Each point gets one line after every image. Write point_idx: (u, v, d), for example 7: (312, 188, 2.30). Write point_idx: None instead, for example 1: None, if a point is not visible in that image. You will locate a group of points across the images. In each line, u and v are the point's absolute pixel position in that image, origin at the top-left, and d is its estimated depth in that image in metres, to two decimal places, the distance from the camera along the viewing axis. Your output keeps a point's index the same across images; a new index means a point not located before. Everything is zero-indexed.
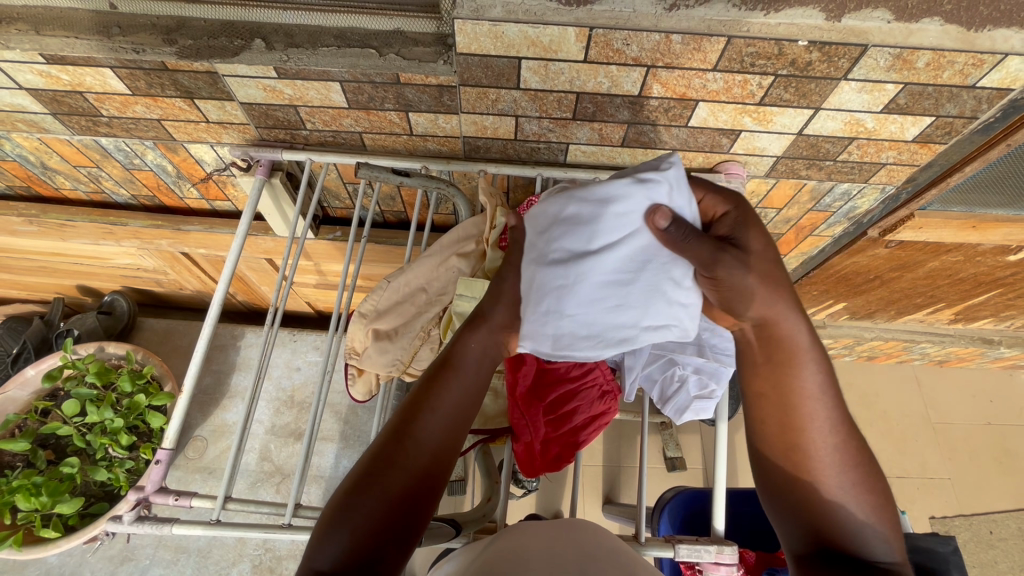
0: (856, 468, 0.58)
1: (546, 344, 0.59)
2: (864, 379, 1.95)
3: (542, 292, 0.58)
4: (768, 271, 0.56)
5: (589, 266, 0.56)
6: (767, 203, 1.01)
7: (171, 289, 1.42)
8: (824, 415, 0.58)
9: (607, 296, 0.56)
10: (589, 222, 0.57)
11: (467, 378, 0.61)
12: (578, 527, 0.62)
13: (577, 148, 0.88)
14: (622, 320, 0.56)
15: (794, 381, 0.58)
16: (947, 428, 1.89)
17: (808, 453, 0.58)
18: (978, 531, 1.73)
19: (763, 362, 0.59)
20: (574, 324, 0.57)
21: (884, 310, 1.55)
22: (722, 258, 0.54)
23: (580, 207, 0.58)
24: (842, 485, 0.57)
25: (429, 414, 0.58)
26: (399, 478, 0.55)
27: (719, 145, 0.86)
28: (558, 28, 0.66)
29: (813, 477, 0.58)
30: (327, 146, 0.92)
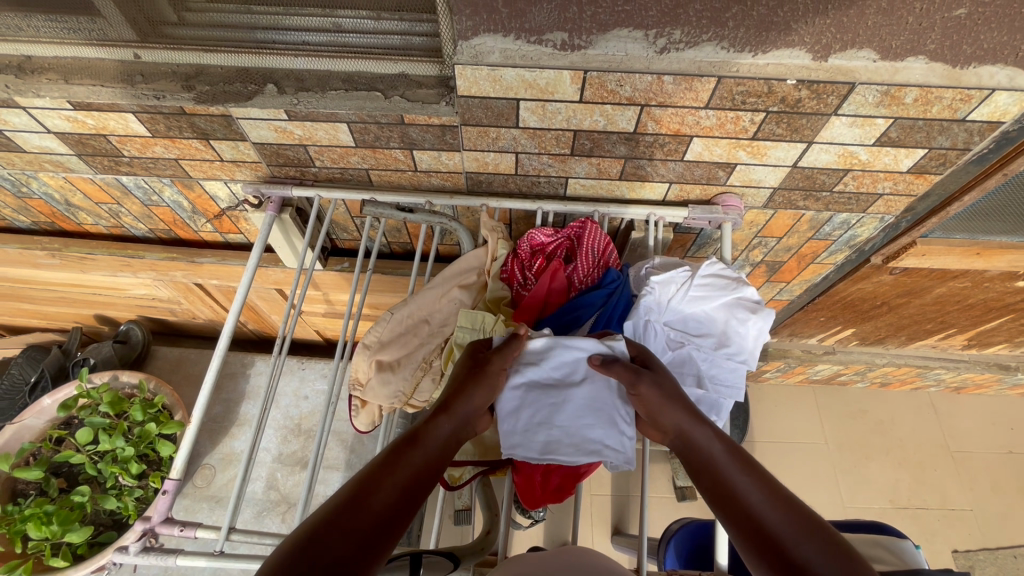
0: (819, 537, 0.53)
1: (536, 450, 0.65)
2: (877, 407, 1.91)
3: (536, 405, 0.68)
4: (668, 387, 0.66)
5: (573, 392, 0.68)
6: (767, 232, 1.02)
7: (184, 318, 1.46)
8: (757, 497, 0.57)
9: (588, 417, 0.67)
10: (575, 361, 0.69)
11: (430, 455, 0.59)
12: (569, 552, 0.64)
13: (576, 183, 0.90)
14: (596, 436, 0.66)
15: (723, 476, 0.60)
16: (967, 456, 1.84)
17: (769, 539, 0.54)
18: (1005, 565, 1.65)
19: (694, 475, 0.63)
20: (562, 434, 0.66)
21: (894, 336, 1.53)
22: (640, 383, 0.65)
23: (566, 351, 0.69)
24: (821, 565, 0.51)
25: (388, 482, 0.54)
26: (344, 534, 0.48)
27: (716, 178, 0.87)
28: (554, 71, 0.69)
29: (789, 562, 0.52)
30: (335, 182, 0.96)
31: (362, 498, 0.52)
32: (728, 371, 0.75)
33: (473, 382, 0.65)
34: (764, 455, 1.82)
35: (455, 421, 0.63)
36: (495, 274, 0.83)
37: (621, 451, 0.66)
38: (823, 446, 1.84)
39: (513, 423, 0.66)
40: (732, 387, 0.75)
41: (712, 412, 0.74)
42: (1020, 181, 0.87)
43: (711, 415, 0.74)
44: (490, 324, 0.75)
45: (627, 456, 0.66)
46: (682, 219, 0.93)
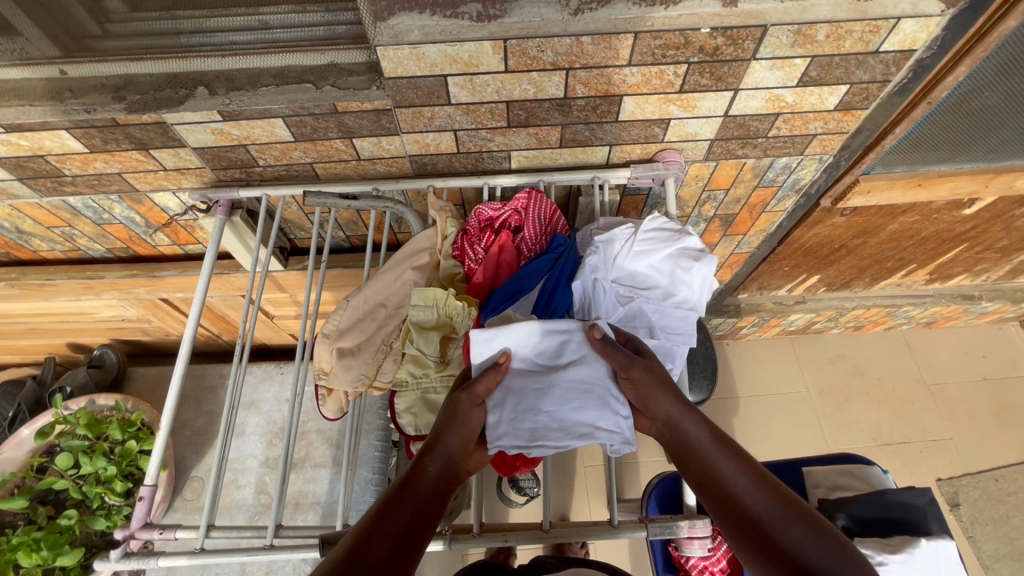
0: (802, 521, 0.55)
1: (524, 438, 0.65)
2: (854, 351, 1.95)
3: (521, 394, 0.68)
4: (662, 374, 0.66)
5: (558, 375, 0.69)
6: (713, 185, 1.04)
7: (157, 337, 1.46)
8: (744, 484, 0.59)
9: (577, 400, 0.67)
10: (559, 344, 0.70)
11: (423, 499, 0.59)
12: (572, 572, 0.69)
13: (519, 154, 0.91)
14: (585, 419, 0.67)
15: (710, 464, 0.61)
16: (944, 388, 1.89)
17: (756, 523, 0.56)
18: (986, 488, 1.72)
19: (681, 461, 0.64)
20: (551, 419, 0.67)
21: (860, 277, 1.57)
22: (632, 367, 0.65)
23: (548, 338, 0.70)
24: (804, 547, 0.53)
25: (380, 534, 0.54)
26: None
27: (653, 135, 0.89)
28: (474, 43, 0.71)
29: (775, 546, 0.54)
30: (282, 180, 0.96)
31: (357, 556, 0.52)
32: (677, 319, 0.78)
33: (452, 422, 0.64)
34: (749, 409, 1.86)
35: (444, 461, 0.63)
36: (447, 253, 0.84)
37: (613, 431, 0.67)
38: (805, 393, 1.88)
39: (498, 414, 0.67)
40: (682, 334, 0.78)
41: (667, 359, 0.77)
42: (946, 109, 0.89)
43: (666, 361, 0.77)
44: (438, 297, 0.77)
45: (623, 434, 0.67)
46: (626, 179, 0.94)
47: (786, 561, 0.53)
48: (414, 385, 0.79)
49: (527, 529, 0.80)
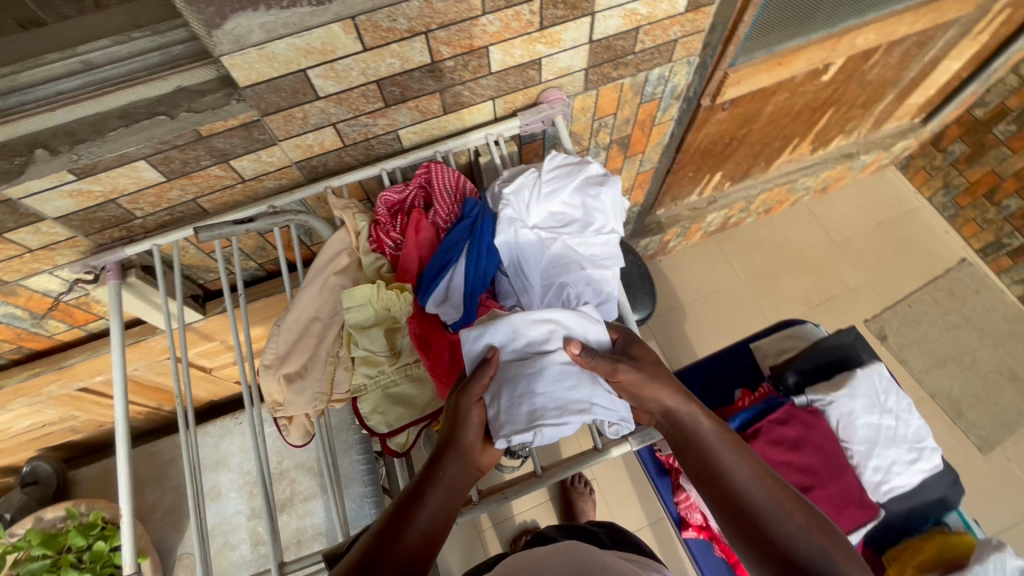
0: (798, 514, 0.58)
1: (522, 422, 0.64)
2: (770, 232, 2.11)
3: (515, 381, 0.67)
4: (658, 370, 0.66)
5: (549, 356, 0.67)
6: (601, 112, 1.07)
7: (90, 430, 1.34)
8: (743, 478, 0.61)
9: (570, 379, 0.67)
10: (546, 331, 0.69)
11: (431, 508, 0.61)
12: (574, 548, 0.61)
13: (406, 132, 0.90)
14: (580, 395, 0.66)
15: (709, 456, 0.62)
16: (851, 241, 2.09)
17: (752, 516, 0.58)
18: (903, 314, 1.95)
19: (680, 450, 0.65)
20: (546, 399, 0.65)
21: (755, 164, 1.69)
22: (620, 366, 0.65)
23: (535, 326, 0.69)
24: (797, 539, 0.56)
25: (391, 549, 0.57)
26: None
27: (530, 79, 0.90)
28: (322, 28, 0.68)
29: (770, 539, 0.57)
30: (168, 225, 0.90)
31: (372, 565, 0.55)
32: (601, 245, 0.81)
33: (454, 429, 0.65)
34: (695, 312, 1.99)
35: (452, 469, 0.63)
36: (365, 248, 0.82)
37: (609, 408, 0.68)
38: (739, 282, 2.03)
39: (497, 406, 0.66)
40: (608, 258, 0.81)
41: (602, 284, 0.79)
42: None
43: (603, 286, 0.79)
44: (369, 292, 0.75)
45: (617, 413, 0.68)
46: (518, 128, 0.95)
47: (780, 552, 0.56)
48: (373, 385, 0.78)
49: (522, 478, 0.83)
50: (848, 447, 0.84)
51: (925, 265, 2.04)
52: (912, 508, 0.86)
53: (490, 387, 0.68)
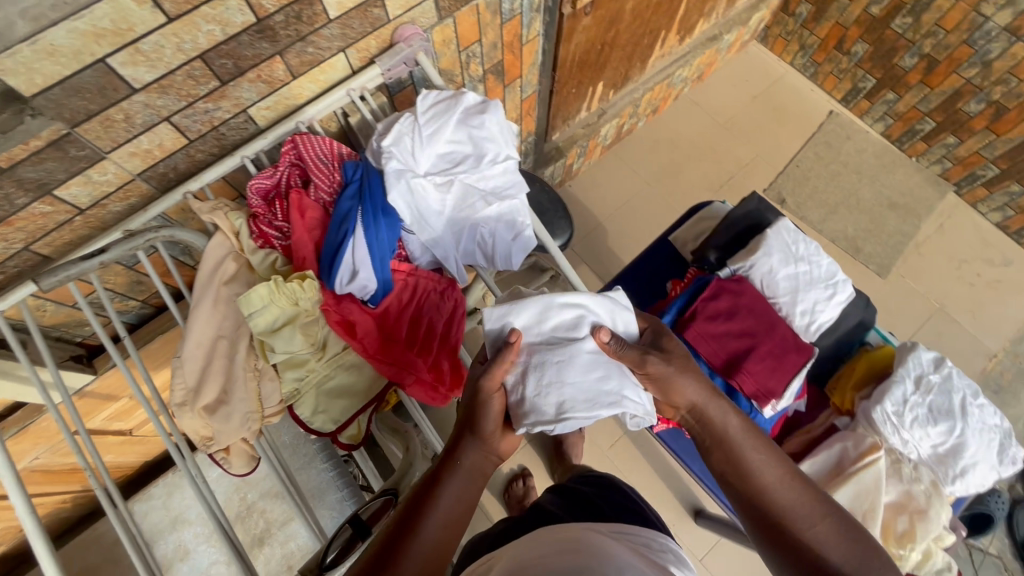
0: (826, 520, 0.62)
1: (551, 413, 0.65)
2: (661, 131, 2.17)
3: (542, 368, 0.68)
4: (686, 366, 0.68)
5: (577, 345, 0.69)
6: (464, 41, 1.01)
7: (11, 539, 1.18)
8: (773, 480, 0.64)
9: (600, 371, 0.68)
10: (574, 321, 0.71)
11: (452, 493, 0.64)
12: (582, 536, 0.60)
13: (257, 109, 0.80)
14: (610, 388, 0.68)
15: (738, 454, 0.65)
16: (734, 120, 2.20)
17: (782, 519, 0.62)
18: (793, 174, 2.11)
19: (705, 448, 0.68)
20: (575, 389, 0.66)
21: (631, 65, 1.70)
22: (648, 358, 0.67)
23: (563, 312, 0.71)
24: (826, 544, 0.61)
25: (418, 534, 0.60)
26: None
27: (377, 18, 0.81)
28: (105, 3, 0.56)
29: (801, 543, 0.61)
30: (5, 286, 0.75)
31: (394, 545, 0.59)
32: (502, 175, 0.76)
33: (474, 417, 0.68)
34: (614, 226, 2.04)
35: (472, 457, 0.66)
36: (248, 245, 0.74)
37: (638, 403, 0.69)
38: (647, 186, 2.10)
39: (521, 392, 0.67)
40: (511, 186, 0.77)
41: (513, 215, 0.77)
42: None
43: (515, 217, 0.77)
44: (267, 292, 0.66)
45: (643, 407, 0.69)
46: (381, 77, 0.88)
47: (809, 554, 0.60)
48: (306, 386, 0.73)
49: None
50: (776, 302, 0.89)
51: (800, 125, 2.19)
52: (840, 337, 0.93)
53: (516, 372, 0.69)
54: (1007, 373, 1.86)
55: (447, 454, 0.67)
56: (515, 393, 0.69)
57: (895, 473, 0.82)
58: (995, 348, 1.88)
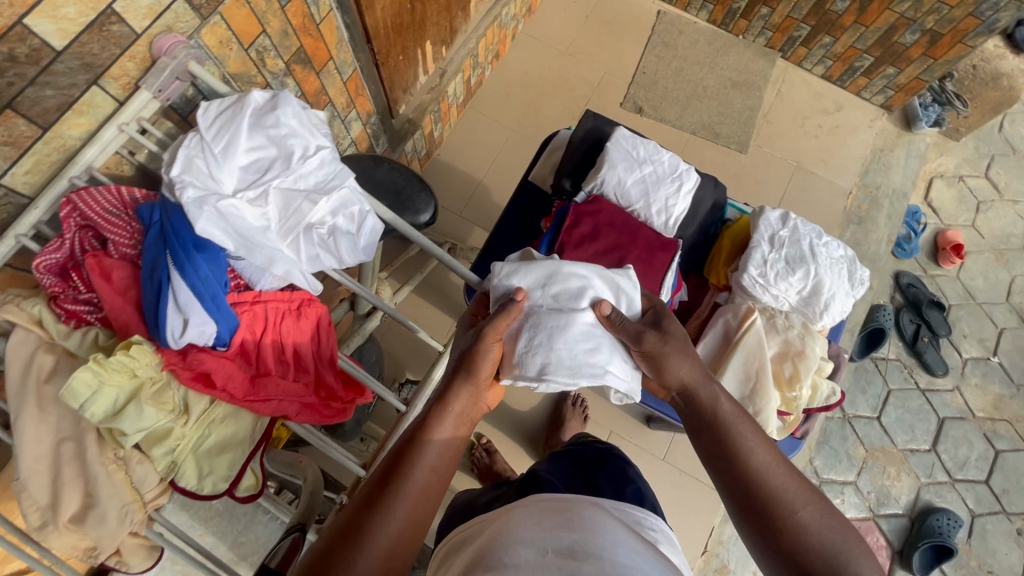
0: (813, 505, 0.69)
1: (532, 374, 0.76)
2: (510, 74, 2.16)
3: (539, 328, 0.78)
4: (681, 348, 0.78)
5: (573, 316, 0.78)
6: (247, 37, 0.91)
7: None
8: (763, 465, 0.72)
9: (589, 343, 0.78)
10: (577, 291, 0.80)
11: (438, 442, 0.72)
12: (569, 508, 0.78)
13: (16, 176, 0.68)
14: (597, 359, 0.78)
15: (729, 434, 0.74)
16: (575, 45, 2.22)
17: (767, 500, 0.69)
18: (642, 81, 2.17)
19: (695, 429, 0.77)
20: (563, 355, 0.77)
21: (452, 16, 1.65)
22: (644, 336, 0.77)
23: (568, 285, 0.80)
24: (808, 524, 0.68)
25: (407, 474, 0.69)
26: (374, 540, 0.64)
27: (121, 37, 0.71)
28: None
29: (785, 524, 0.68)
30: None
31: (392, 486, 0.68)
32: (320, 167, 0.71)
33: (468, 365, 0.76)
34: (493, 181, 2.03)
35: (463, 407, 0.75)
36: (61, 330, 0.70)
37: (619, 378, 0.80)
38: (513, 133, 2.09)
39: (514, 347, 0.78)
40: (334, 177, 0.72)
41: (347, 205, 0.73)
42: None
43: (350, 206, 0.73)
44: (93, 376, 0.62)
45: (623, 382, 0.80)
46: (155, 101, 0.77)
47: (791, 533, 0.67)
48: (181, 455, 0.71)
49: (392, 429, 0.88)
50: (633, 210, 0.92)
51: (635, 32, 2.25)
52: (703, 224, 0.98)
53: (513, 328, 0.79)
54: (863, 205, 2.09)
55: (438, 397, 0.75)
56: (507, 348, 0.79)
57: (772, 326, 0.88)
58: (850, 186, 2.10)
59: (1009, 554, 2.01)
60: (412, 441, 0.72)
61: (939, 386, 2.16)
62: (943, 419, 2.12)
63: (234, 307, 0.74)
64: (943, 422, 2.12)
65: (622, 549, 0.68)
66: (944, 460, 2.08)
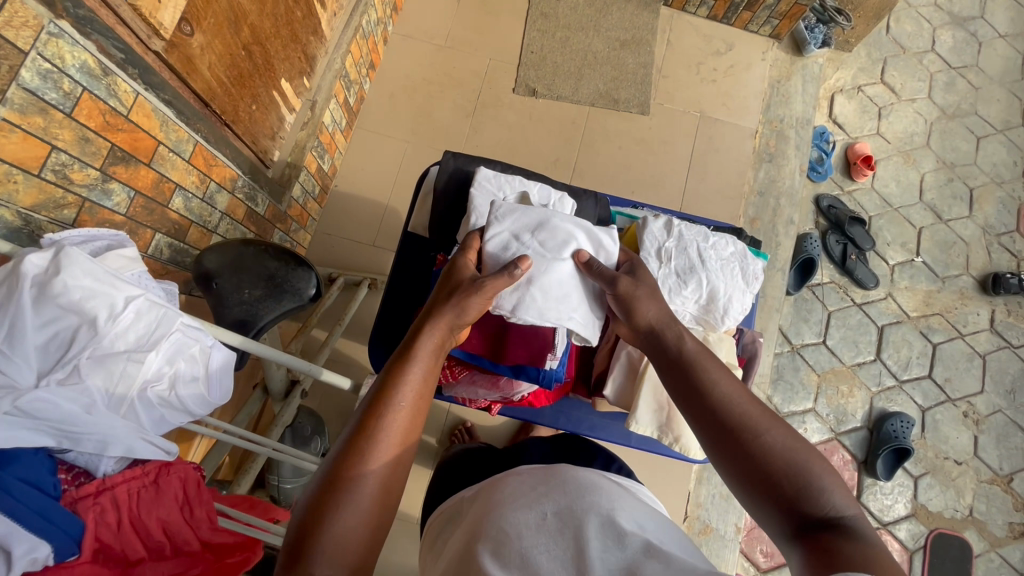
0: (780, 427, 0.68)
1: (507, 306, 0.80)
2: (391, 82, 2.03)
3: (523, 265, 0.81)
4: (651, 292, 0.80)
5: (554, 264, 0.82)
6: (35, 163, 0.79)
7: None
8: (730, 395, 0.71)
9: (562, 291, 0.82)
10: (562, 242, 0.84)
11: (408, 389, 0.72)
12: (555, 469, 0.82)
13: None
14: (566, 306, 0.82)
15: (698, 366, 0.74)
16: (452, 34, 2.09)
17: (741, 427, 0.69)
18: (530, 59, 2.07)
19: (668, 367, 0.77)
20: (537, 294, 0.81)
21: (304, 43, 1.51)
22: (620, 279, 0.81)
23: (554, 235, 0.84)
24: (777, 446, 0.67)
25: (383, 424, 0.68)
26: (349, 489, 0.64)
27: None
28: None
29: (756, 448, 0.67)
30: None
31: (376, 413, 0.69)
32: (138, 317, 0.64)
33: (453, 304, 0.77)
34: (400, 200, 1.93)
35: (438, 347, 0.77)
36: None
37: (584, 325, 0.84)
38: (408, 144, 1.98)
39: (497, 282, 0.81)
40: (158, 326, 0.64)
41: (184, 347, 0.67)
42: None
43: (188, 347, 0.67)
44: None
45: (587, 327, 0.84)
46: None
47: (764, 457, 0.66)
48: None
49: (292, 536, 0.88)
50: None
51: (512, 9, 2.13)
52: None
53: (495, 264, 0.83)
54: (771, 141, 2.09)
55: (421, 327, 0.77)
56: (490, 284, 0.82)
57: None
58: (754, 125, 2.09)
59: (959, 436, 2.15)
60: (380, 389, 0.71)
61: (873, 297, 2.24)
62: (882, 327, 2.21)
63: (75, 506, 0.66)
64: (882, 330, 2.21)
65: (619, 512, 0.72)
66: (889, 365, 2.18)
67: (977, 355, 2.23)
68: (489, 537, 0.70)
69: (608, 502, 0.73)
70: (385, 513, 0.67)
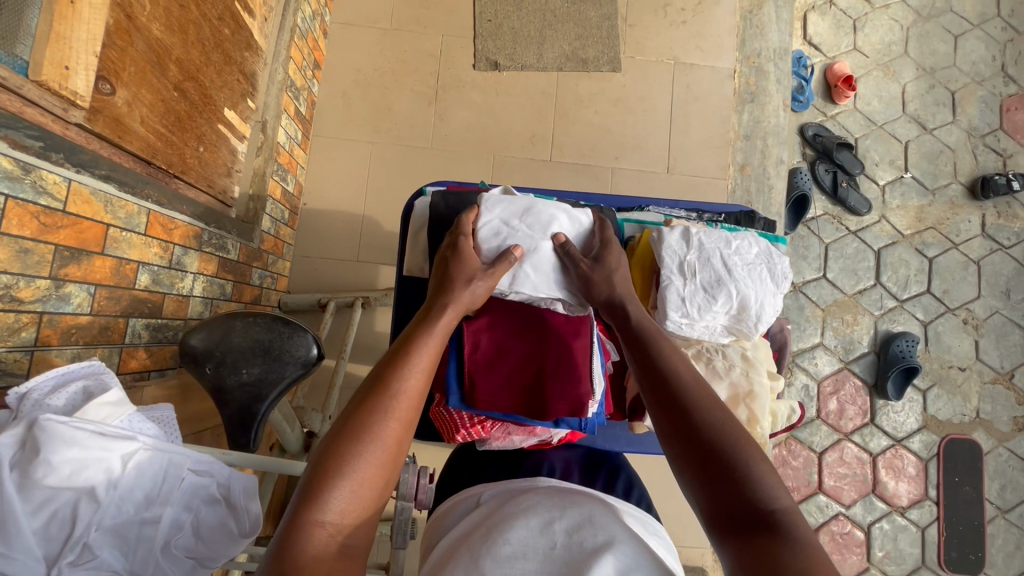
0: (723, 411, 0.69)
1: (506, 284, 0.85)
2: (341, 79, 1.86)
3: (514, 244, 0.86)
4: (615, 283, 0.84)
5: (542, 243, 0.87)
6: None
7: None
8: (682, 371, 0.73)
9: (552, 268, 0.87)
10: (547, 222, 0.89)
11: (413, 382, 0.69)
12: (575, 498, 0.77)
13: None
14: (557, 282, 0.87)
15: (650, 345, 0.76)
16: (397, 13, 1.90)
17: (687, 399, 0.70)
18: (486, 29, 1.90)
19: (627, 343, 0.79)
20: (530, 271, 0.86)
21: (240, 62, 1.35)
22: (584, 261, 0.85)
23: (540, 216, 0.88)
24: (716, 421, 0.67)
25: (381, 413, 0.65)
26: (333, 483, 0.60)
27: None
28: None
29: (697, 419, 0.68)
30: None
31: (376, 407, 0.65)
32: (139, 477, 0.61)
33: (452, 288, 0.79)
34: (376, 207, 1.82)
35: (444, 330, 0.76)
36: None
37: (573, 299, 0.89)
38: (372, 146, 1.84)
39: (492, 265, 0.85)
40: (164, 480, 0.62)
41: (198, 492, 0.65)
42: None
43: (201, 490, 0.66)
44: None
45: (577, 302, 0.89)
46: None
47: (704, 429, 0.67)
48: None
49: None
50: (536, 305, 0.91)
51: None
52: None
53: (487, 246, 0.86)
54: (750, 79, 1.98)
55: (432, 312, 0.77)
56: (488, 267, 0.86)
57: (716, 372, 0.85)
58: (732, 64, 1.97)
59: (961, 343, 2.20)
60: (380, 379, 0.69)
61: (867, 222, 2.22)
62: (879, 250, 2.20)
63: None
64: (880, 253, 2.20)
65: (634, 553, 0.65)
66: (889, 287, 2.19)
67: (971, 262, 2.25)
68: (492, 548, 0.67)
69: (623, 544, 0.66)
70: (372, 515, 0.62)
